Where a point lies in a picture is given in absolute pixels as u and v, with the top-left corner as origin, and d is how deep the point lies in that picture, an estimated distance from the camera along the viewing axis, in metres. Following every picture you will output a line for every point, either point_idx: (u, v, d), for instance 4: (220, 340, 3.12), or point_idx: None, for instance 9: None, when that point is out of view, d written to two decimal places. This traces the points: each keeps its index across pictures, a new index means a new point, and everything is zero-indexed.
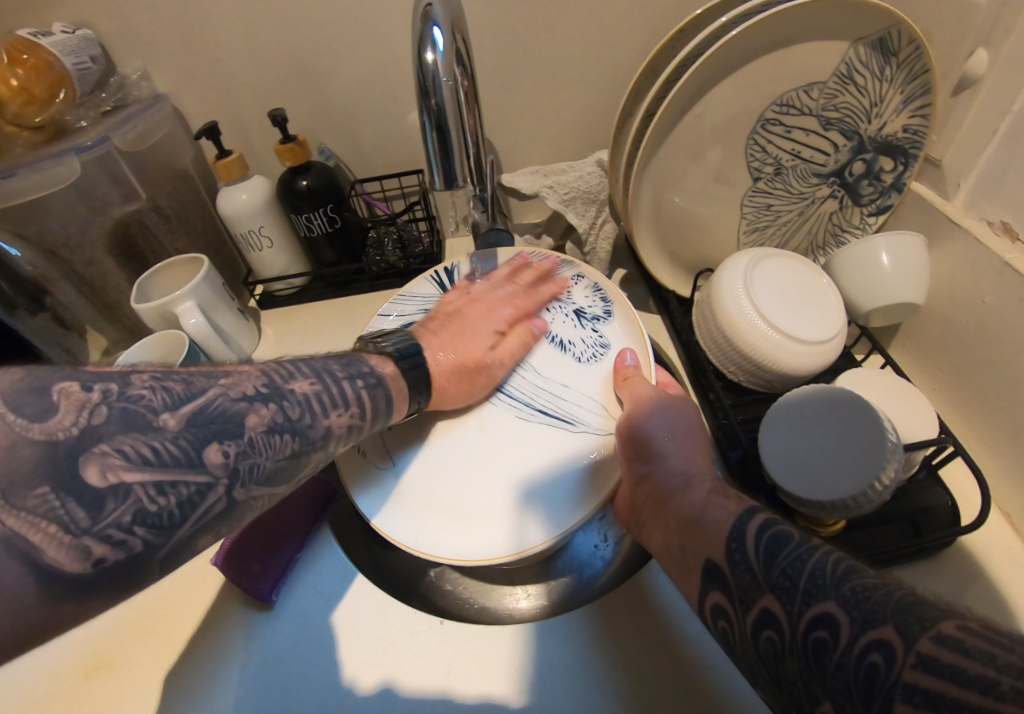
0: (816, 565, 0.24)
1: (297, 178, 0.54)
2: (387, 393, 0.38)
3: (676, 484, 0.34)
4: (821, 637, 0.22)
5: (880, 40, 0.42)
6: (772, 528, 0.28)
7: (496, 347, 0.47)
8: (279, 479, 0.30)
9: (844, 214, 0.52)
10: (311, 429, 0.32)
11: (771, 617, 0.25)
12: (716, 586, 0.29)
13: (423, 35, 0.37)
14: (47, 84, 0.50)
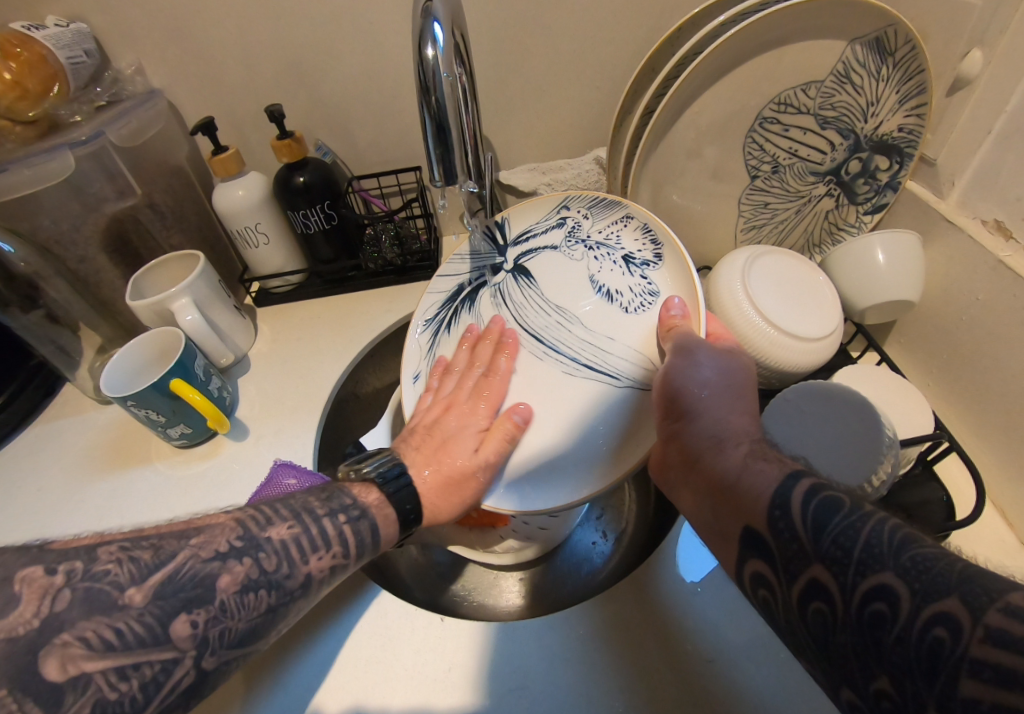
0: (872, 534, 0.23)
1: (294, 174, 0.54)
2: (371, 523, 0.35)
3: (709, 445, 0.33)
4: (878, 610, 0.21)
5: (876, 40, 0.42)
6: (818, 496, 0.26)
7: (479, 447, 0.42)
8: (252, 641, 0.28)
9: (840, 213, 0.52)
10: (289, 579, 0.30)
11: (822, 589, 0.23)
12: (755, 554, 0.28)
13: (423, 31, 0.36)
14: (40, 79, 0.49)
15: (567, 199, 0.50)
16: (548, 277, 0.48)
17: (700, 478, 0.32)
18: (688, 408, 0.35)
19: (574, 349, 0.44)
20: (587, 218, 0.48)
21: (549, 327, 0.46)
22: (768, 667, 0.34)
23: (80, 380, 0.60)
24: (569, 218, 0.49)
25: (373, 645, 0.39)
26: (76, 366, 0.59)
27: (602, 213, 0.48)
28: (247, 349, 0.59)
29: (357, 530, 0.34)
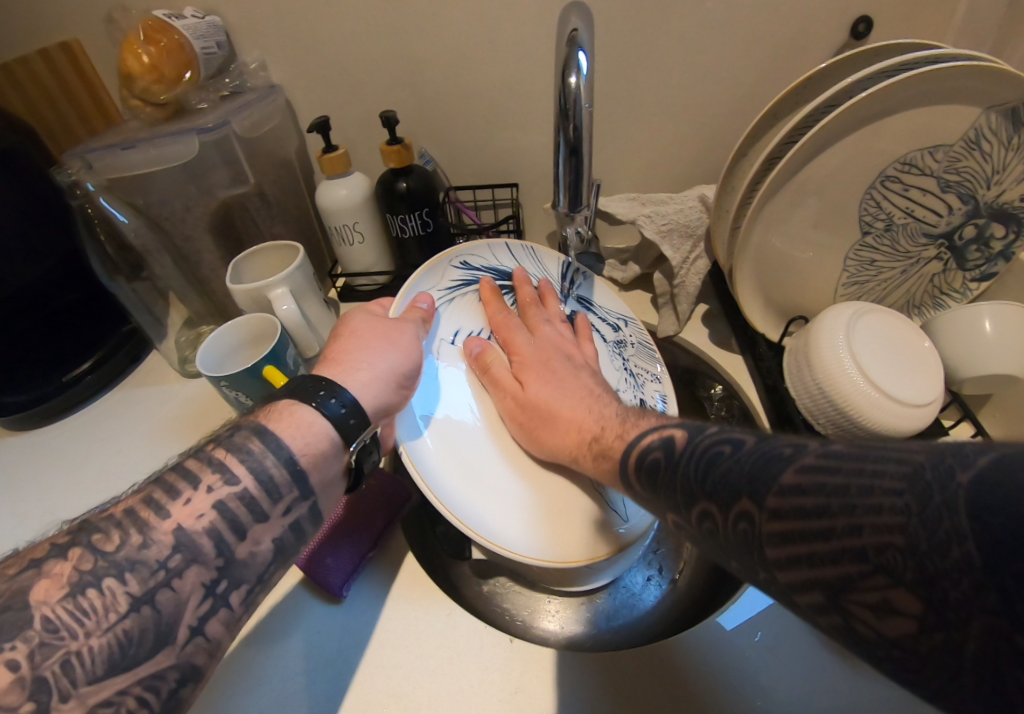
0: (715, 452, 0.25)
1: (398, 180, 0.55)
2: (263, 438, 0.30)
3: (588, 394, 0.41)
4: (711, 515, 0.24)
5: (1012, 109, 0.41)
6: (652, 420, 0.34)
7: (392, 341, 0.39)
8: (134, 642, 0.24)
9: (946, 277, 0.51)
10: (139, 557, 0.25)
11: (694, 516, 0.25)
12: (651, 485, 0.29)
13: (568, 58, 0.37)
14: (175, 64, 0.53)
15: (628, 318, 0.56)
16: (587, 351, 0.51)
17: (581, 415, 0.39)
18: (557, 368, 0.43)
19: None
20: (634, 344, 0.54)
21: None
22: None
23: (167, 350, 0.62)
24: (624, 329, 0.54)
25: (439, 655, 0.39)
26: (163, 336, 0.62)
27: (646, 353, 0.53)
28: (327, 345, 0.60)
29: (240, 457, 0.29)
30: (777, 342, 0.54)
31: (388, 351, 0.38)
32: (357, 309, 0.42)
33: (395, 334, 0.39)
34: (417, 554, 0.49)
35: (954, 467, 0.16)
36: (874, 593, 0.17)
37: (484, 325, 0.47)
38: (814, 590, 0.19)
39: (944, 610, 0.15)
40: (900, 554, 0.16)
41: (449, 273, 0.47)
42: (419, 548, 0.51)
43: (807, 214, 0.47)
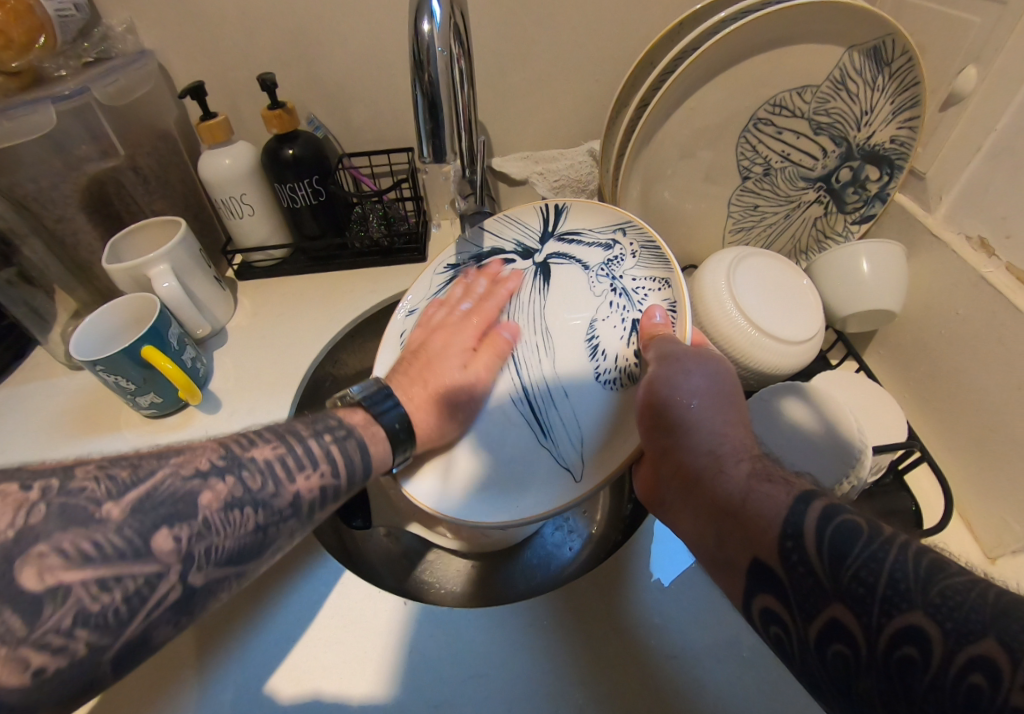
0: (894, 564, 0.22)
1: (284, 146, 0.53)
2: (358, 441, 0.38)
3: (703, 460, 0.31)
4: (907, 656, 0.20)
5: (873, 48, 0.42)
6: (838, 517, 0.24)
7: (665, 426, 0.34)
8: (245, 557, 0.30)
9: (828, 220, 0.53)
10: (275, 498, 0.32)
11: (843, 629, 0.22)
12: (826, 558, 0.23)
13: (421, 4, 0.37)
14: (26, 29, 0.48)
15: (626, 224, 0.46)
16: (562, 290, 0.45)
17: (693, 491, 0.31)
18: (691, 421, 0.33)
19: (529, 383, 0.43)
20: (631, 258, 0.44)
21: (526, 346, 0.44)
22: (735, 667, 0.34)
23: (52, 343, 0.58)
24: (617, 244, 0.45)
25: (332, 627, 0.38)
26: (48, 329, 0.58)
27: (645, 261, 0.43)
28: (226, 322, 0.58)
29: (356, 456, 0.37)
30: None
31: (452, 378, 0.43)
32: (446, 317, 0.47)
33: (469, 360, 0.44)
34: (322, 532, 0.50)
35: None
36: None
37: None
38: None
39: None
40: None
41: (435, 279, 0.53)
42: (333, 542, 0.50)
43: (689, 166, 0.48)
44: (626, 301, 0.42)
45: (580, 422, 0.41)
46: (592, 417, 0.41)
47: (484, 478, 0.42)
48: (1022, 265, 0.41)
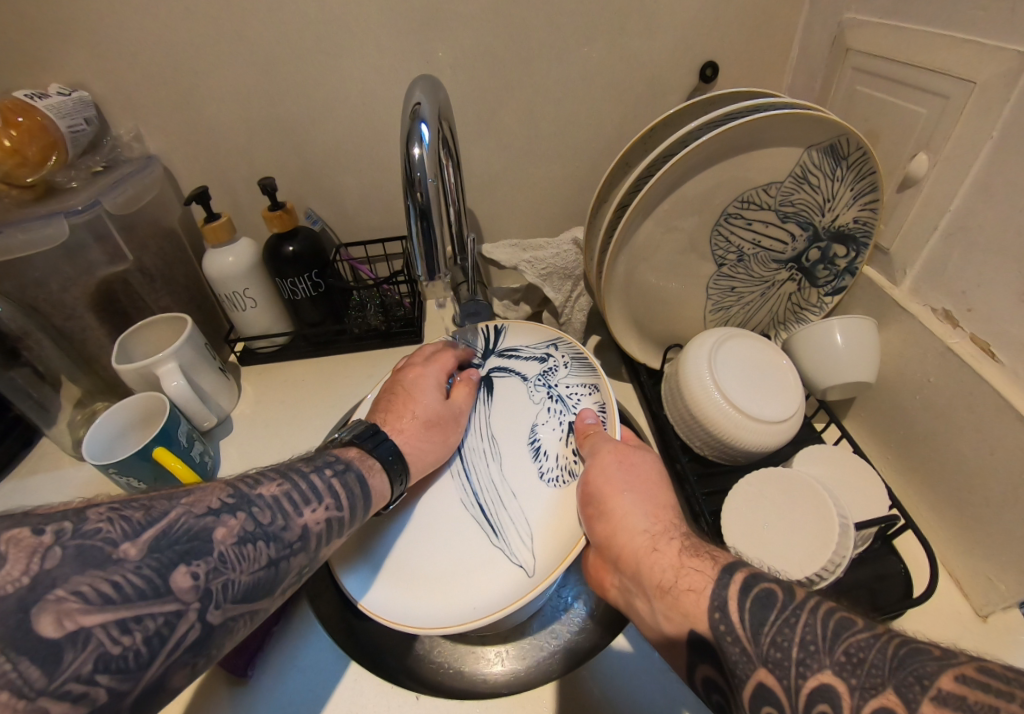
0: (807, 627, 0.28)
1: (284, 244, 0.56)
2: (358, 474, 0.40)
3: (644, 547, 0.36)
4: (823, 710, 0.25)
5: (830, 146, 0.47)
6: (754, 587, 0.31)
7: (604, 514, 0.39)
8: (256, 592, 0.31)
9: (802, 294, 0.58)
10: (285, 530, 0.34)
11: (769, 693, 0.27)
12: (751, 626, 0.29)
13: (411, 131, 0.39)
14: (39, 146, 0.50)
15: (558, 340, 0.56)
16: (504, 399, 0.52)
17: (638, 577, 0.36)
18: (626, 509, 0.38)
19: (480, 485, 0.47)
20: (564, 368, 0.53)
21: (474, 450, 0.49)
22: None
23: (58, 435, 0.60)
24: (552, 357, 0.54)
25: None
26: (53, 419, 0.59)
27: (576, 371, 0.52)
28: (230, 410, 0.61)
29: (365, 483, 0.40)
30: (658, 369, 0.60)
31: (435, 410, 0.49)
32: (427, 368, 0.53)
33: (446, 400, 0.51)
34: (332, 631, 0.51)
35: None
36: None
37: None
38: None
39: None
40: None
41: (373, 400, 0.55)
42: (344, 633, 0.52)
43: (666, 251, 0.52)
44: (561, 406, 0.50)
45: (528, 518, 0.44)
46: (540, 509, 0.45)
47: (435, 581, 0.42)
48: (985, 336, 0.43)
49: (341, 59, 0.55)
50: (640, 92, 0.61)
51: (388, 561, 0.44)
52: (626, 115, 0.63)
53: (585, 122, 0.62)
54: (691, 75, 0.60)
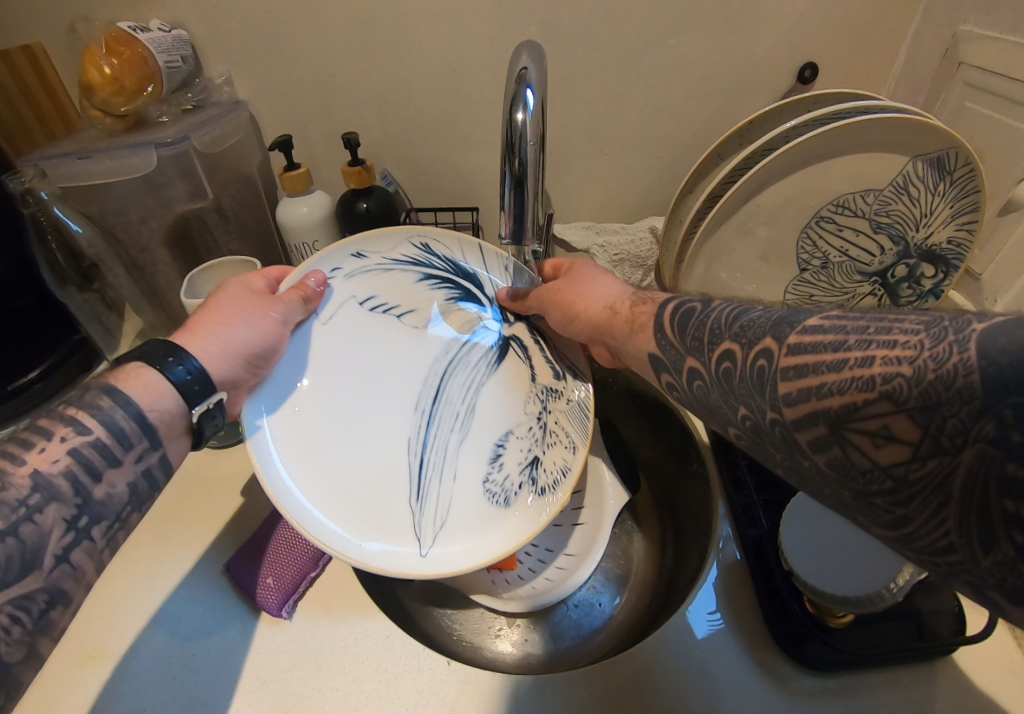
0: (715, 323, 0.32)
1: (359, 201, 0.58)
2: (93, 392, 0.32)
3: (614, 310, 0.44)
4: (729, 365, 0.30)
5: (938, 159, 0.45)
6: (682, 309, 0.37)
7: (582, 309, 0.46)
8: (1, 577, 0.26)
9: (880, 312, 0.55)
10: (5, 490, 0.27)
11: (698, 371, 0.33)
12: (682, 329, 0.35)
13: (516, 96, 0.38)
14: (137, 77, 0.52)
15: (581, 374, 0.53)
16: (505, 378, 0.51)
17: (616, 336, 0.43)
18: (587, 291, 0.47)
19: (432, 445, 0.48)
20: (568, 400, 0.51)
21: (448, 407, 0.49)
22: None
23: None
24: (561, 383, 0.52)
25: (376, 679, 0.40)
26: (115, 347, 0.63)
27: (575, 420, 0.51)
28: None
29: (91, 412, 0.31)
30: None
31: (245, 329, 0.39)
32: (239, 280, 0.43)
33: (260, 314, 0.40)
34: (368, 588, 0.49)
35: (967, 326, 0.20)
36: (878, 421, 0.22)
37: (405, 303, 0.49)
38: (820, 424, 0.24)
39: (942, 441, 0.20)
40: (906, 382, 0.21)
41: (406, 248, 0.49)
42: (373, 585, 0.51)
43: (747, 249, 0.50)
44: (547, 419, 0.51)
45: (450, 510, 0.47)
46: (465, 494, 0.48)
47: (356, 513, 0.44)
48: None
49: (435, 25, 0.55)
50: (733, 87, 0.59)
51: (315, 486, 0.43)
52: (715, 110, 0.61)
53: (672, 113, 0.61)
54: (789, 75, 0.59)
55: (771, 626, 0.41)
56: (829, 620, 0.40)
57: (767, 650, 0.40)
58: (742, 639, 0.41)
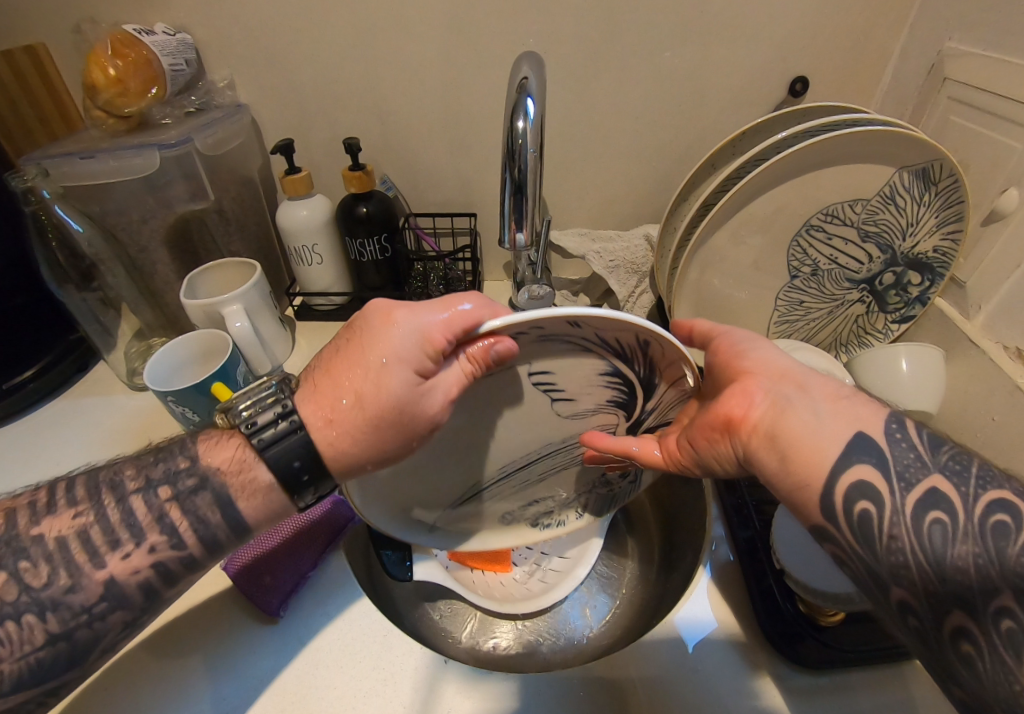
0: (981, 471, 0.28)
1: (359, 204, 0.59)
2: (206, 498, 0.31)
3: (806, 423, 0.32)
4: (939, 520, 0.26)
5: (923, 170, 0.46)
6: (994, 506, 0.26)
7: (759, 398, 0.34)
8: (48, 668, 0.29)
9: (869, 318, 0.57)
10: (75, 592, 0.29)
11: (872, 493, 0.29)
12: (941, 465, 0.29)
13: (516, 105, 0.39)
14: (141, 80, 0.53)
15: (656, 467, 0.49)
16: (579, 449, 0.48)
17: (780, 446, 0.32)
18: (760, 372, 0.35)
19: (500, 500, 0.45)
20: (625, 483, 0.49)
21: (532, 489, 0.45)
22: None
23: (115, 361, 0.62)
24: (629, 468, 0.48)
25: (374, 677, 0.40)
26: (112, 347, 0.62)
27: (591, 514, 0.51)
28: (284, 360, 0.63)
29: (191, 526, 0.31)
30: None
31: (397, 438, 0.32)
32: (411, 320, 0.31)
33: (415, 417, 0.31)
34: (366, 588, 0.50)
35: None
36: None
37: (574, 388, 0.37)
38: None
39: None
40: None
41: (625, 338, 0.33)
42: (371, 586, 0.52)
43: (739, 255, 0.51)
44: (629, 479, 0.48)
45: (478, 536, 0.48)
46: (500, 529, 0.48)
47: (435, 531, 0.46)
48: None
49: (435, 33, 0.56)
50: (728, 99, 0.61)
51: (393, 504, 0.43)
52: (710, 120, 0.62)
53: (668, 123, 0.63)
54: (781, 88, 0.60)
55: (764, 625, 0.41)
56: (821, 618, 0.40)
57: (758, 649, 0.41)
58: (733, 639, 0.41)
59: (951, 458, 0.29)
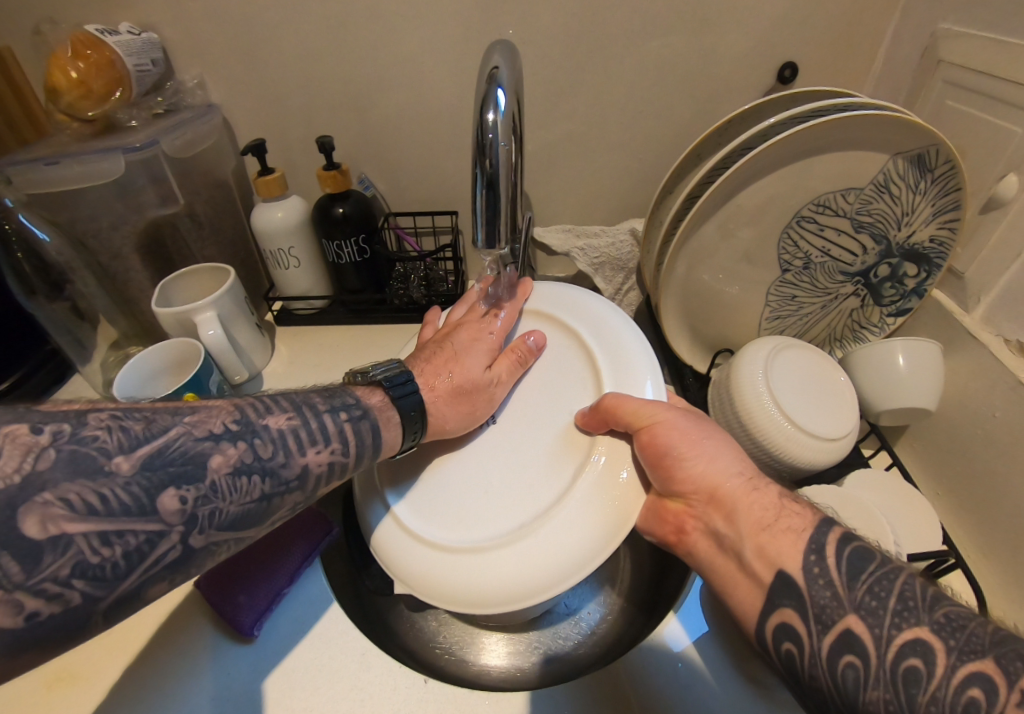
0: (905, 585, 0.28)
1: (336, 205, 0.57)
2: (372, 423, 0.36)
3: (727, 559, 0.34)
4: (849, 662, 0.27)
5: (917, 156, 0.44)
6: (899, 642, 0.26)
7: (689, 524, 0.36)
8: (246, 522, 0.30)
9: (864, 312, 0.55)
10: (284, 467, 0.31)
11: (791, 631, 0.30)
12: (849, 586, 0.29)
13: (486, 96, 0.37)
14: (105, 81, 0.51)
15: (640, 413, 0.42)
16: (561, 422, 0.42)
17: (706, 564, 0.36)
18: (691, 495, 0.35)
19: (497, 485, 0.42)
20: None
21: None
22: None
23: (90, 373, 0.60)
24: None
25: (350, 699, 0.38)
26: (88, 358, 0.60)
27: None
28: (262, 367, 0.61)
29: (343, 436, 0.35)
30: (704, 372, 0.58)
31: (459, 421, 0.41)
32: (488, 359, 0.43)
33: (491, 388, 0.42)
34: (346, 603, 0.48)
35: None
36: None
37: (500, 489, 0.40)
38: None
39: None
40: None
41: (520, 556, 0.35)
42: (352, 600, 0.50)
43: (727, 249, 0.49)
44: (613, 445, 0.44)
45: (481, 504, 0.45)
46: None
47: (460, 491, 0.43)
48: None
49: (410, 26, 0.54)
50: (714, 88, 0.59)
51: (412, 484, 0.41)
52: (696, 110, 0.61)
53: (653, 114, 0.61)
54: (770, 75, 0.58)
55: None
56: None
57: (752, 660, 0.39)
58: (726, 650, 0.40)
59: (870, 588, 0.28)
